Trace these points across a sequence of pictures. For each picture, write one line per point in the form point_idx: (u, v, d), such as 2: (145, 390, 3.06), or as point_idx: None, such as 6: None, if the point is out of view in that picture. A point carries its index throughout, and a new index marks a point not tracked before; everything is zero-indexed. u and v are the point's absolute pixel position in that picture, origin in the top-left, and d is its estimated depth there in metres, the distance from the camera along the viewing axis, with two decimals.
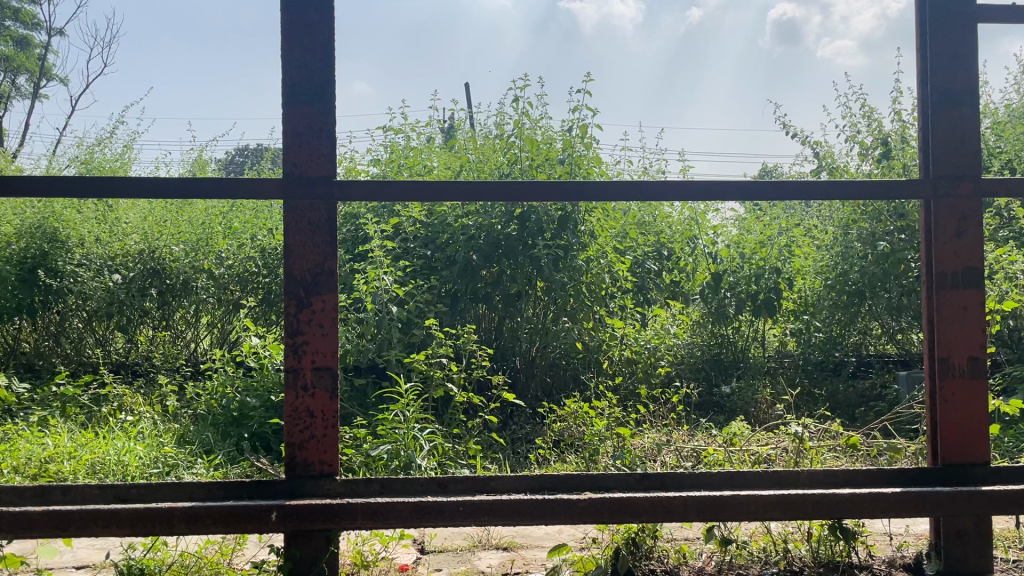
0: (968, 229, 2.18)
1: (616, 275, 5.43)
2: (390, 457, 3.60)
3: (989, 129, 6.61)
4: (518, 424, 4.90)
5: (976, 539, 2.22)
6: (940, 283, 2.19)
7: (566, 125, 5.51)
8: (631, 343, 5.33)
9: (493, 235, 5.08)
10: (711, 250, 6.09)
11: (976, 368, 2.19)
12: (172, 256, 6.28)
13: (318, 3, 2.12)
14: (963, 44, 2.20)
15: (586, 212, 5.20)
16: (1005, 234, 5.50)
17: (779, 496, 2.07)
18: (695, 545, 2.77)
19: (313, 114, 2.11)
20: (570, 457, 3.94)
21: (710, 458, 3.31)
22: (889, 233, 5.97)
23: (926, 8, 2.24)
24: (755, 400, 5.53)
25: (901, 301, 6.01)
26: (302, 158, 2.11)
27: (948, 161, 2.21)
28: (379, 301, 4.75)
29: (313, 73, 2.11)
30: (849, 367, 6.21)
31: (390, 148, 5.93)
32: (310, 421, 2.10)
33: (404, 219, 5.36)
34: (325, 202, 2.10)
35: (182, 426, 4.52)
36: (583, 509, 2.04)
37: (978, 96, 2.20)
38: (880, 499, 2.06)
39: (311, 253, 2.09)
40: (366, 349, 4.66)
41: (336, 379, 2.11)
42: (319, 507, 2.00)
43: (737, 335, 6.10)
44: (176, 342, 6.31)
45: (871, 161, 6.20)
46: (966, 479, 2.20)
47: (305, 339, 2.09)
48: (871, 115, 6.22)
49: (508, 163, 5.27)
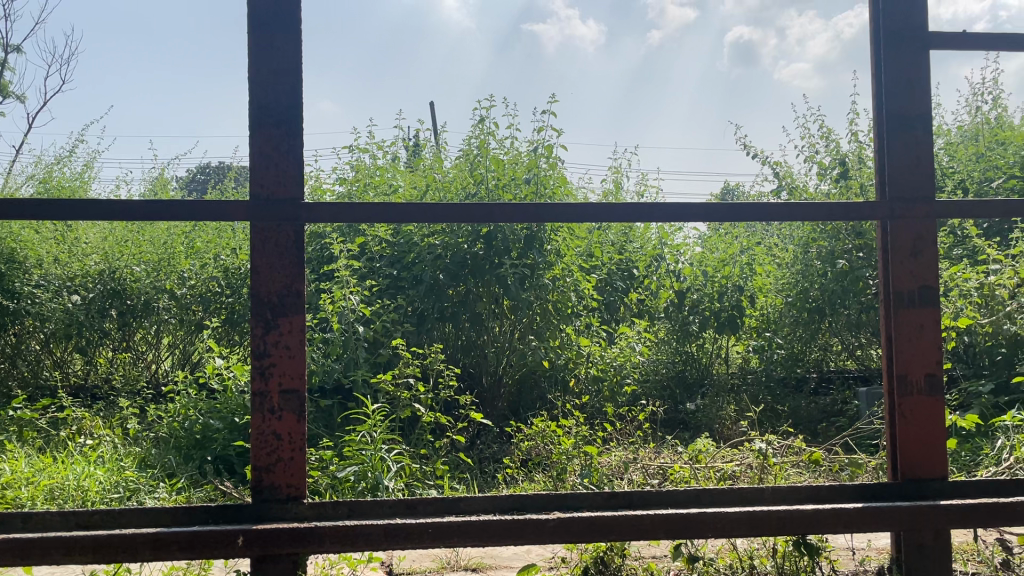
0: (924, 249, 2.24)
1: (582, 293, 5.46)
2: (356, 478, 3.55)
3: (942, 149, 6.79)
4: (485, 443, 4.90)
5: (936, 552, 2.26)
6: (897, 302, 2.25)
7: (531, 145, 5.54)
8: (598, 360, 5.29)
9: (459, 255, 5.09)
10: (674, 267, 6.19)
11: (933, 385, 2.24)
12: (134, 276, 6.20)
13: (286, 25, 2.12)
14: (917, 72, 2.28)
15: (552, 231, 5.22)
16: (958, 253, 5.64)
17: (745, 513, 2.09)
18: (662, 563, 2.80)
19: (281, 135, 2.11)
20: (538, 476, 3.91)
21: (677, 474, 3.38)
22: (847, 251, 6.02)
23: (880, 36, 2.31)
24: (721, 417, 5.61)
25: (859, 317, 6.06)
26: (269, 180, 2.11)
27: (905, 183, 2.27)
28: (345, 321, 4.73)
29: (280, 96, 2.11)
30: (810, 383, 6.27)
31: (357, 166, 5.93)
32: (277, 444, 2.09)
33: (370, 239, 5.35)
34: (292, 223, 2.10)
35: (143, 449, 4.46)
36: (551, 529, 2.05)
37: (931, 121, 2.28)
38: (841, 515, 2.10)
39: (279, 273, 2.09)
40: (331, 369, 4.60)
41: (304, 402, 2.10)
42: (286, 532, 1.98)
43: (701, 352, 6.23)
44: (137, 363, 6.24)
45: (829, 180, 6.34)
46: (926, 494, 2.25)
47: (271, 360, 2.09)
48: (829, 136, 6.34)
49: (474, 183, 5.29)
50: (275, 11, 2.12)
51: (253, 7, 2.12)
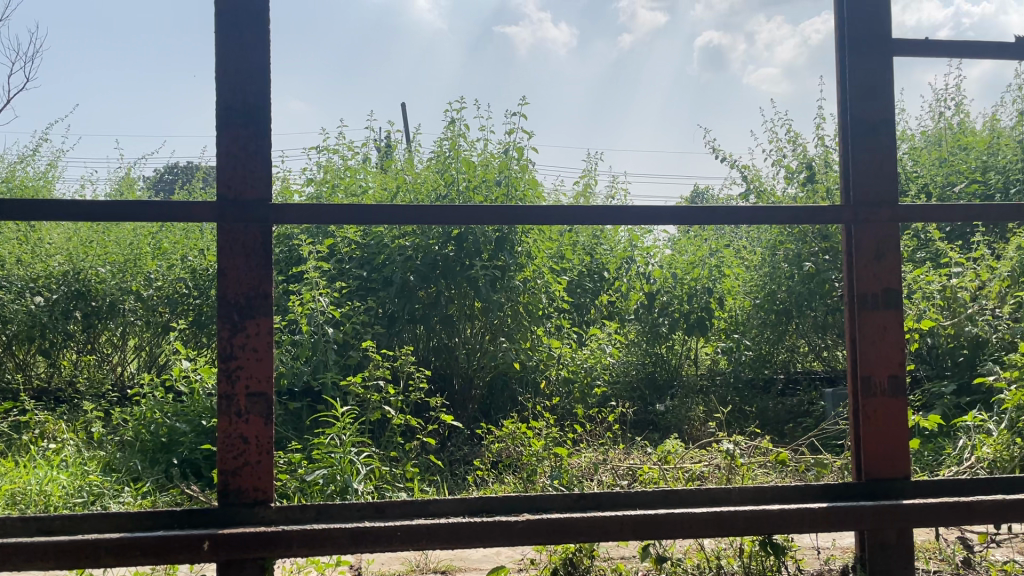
0: (887, 252, 2.28)
1: (553, 295, 5.47)
2: (325, 481, 3.52)
3: (906, 154, 6.90)
4: (455, 445, 4.90)
5: (899, 551, 2.30)
6: (861, 305, 2.29)
7: (501, 147, 5.55)
8: (569, 362, 5.31)
9: (430, 257, 5.10)
10: (645, 270, 6.26)
11: (895, 386, 2.28)
12: (99, 277, 6.12)
13: (254, 25, 2.11)
14: (880, 78, 2.32)
15: (523, 233, 5.23)
16: (922, 256, 5.73)
17: (713, 513, 2.11)
18: (630, 564, 2.82)
19: (249, 136, 2.10)
20: (508, 478, 3.91)
21: (646, 475, 3.41)
22: (814, 254, 6.10)
23: (845, 43, 2.35)
24: (690, 418, 5.66)
25: (826, 319, 6.11)
26: (236, 181, 2.09)
27: (868, 188, 2.31)
28: (315, 323, 4.71)
29: (248, 96, 2.10)
30: (777, 384, 6.32)
31: (326, 167, 5.89)
32: (244, 448, 2.07)
33: (339, 240, 5.32)
34: (260, 225, 2.08)
35: (108, 453, 4.39)
36: (520, 531, 2.05)
37: (894, 126, 2.32)
38: (806, 515, 2.13)
39: (246, 275, 2.07)
40: (300, 372, 4.57)
41: (271, 405, 2.08)
42: (253, 536, 1.96)
43: (670, 354, 6.29)
44: (102, 366, 6.17)
45: (796, 184, 6.41)
46: (888, 493, 2.29)
47: (238, 363, 2.07)
48: (797, 140, 6.42)
49: (445, 185, 5.28)
50: (243, 11, 2.11)
51: (220, 7, 2.10)
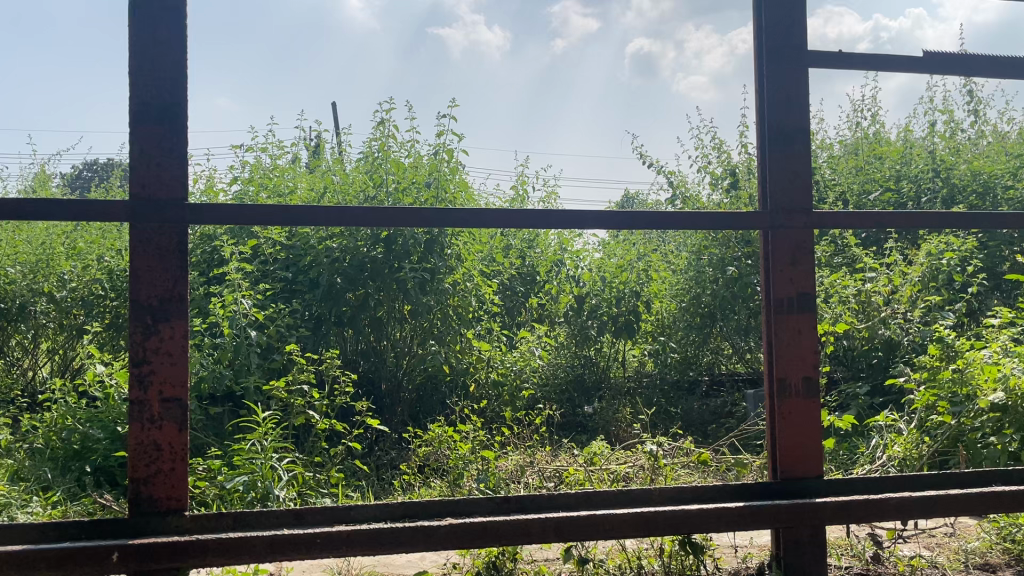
0: (802, 258, 2.35)
1: (482, 298, 5.46)
2: (245, 488, 3.42)
3: (825, 162, 7.12)
4: (382, 449, 4.85)
5: (813, 548, 2.36)
6: (778, 308, 2.34)
7: (431, 149, 5.52)
8: (499, 364, 5.38)
9: (358, 259, 5.03)
10: (575, 273, 6.35)
11: (809, 387, 2.35)
12: (8, 277, 5.86)
13: (169, 20, 2.05)
14: (796, 88, 2.39)
15: (453, 235, 5.22)
16: (838, 261, 5.92)
17: (633, 515, 2.14)
18: (553, 565, 2.83)
19: (164, 133, 2.03)
20: (434, 482, 3.89)
21: (572, 477, 3.40)
22: (737, 258, 6.25)
23: (763, 53, 2.41)
24: (616, 419, 5.72)
25: (748, 323, 6.26)
26: (150, 179, 2.02)
27: (785, 194, 2.37)
28: (237, 326, 4.60)
29: (163, 93, 2.04)
30: (702, 385, 6.42)
31: (252, 167, 5.77)
32: (156, 455, 2.00)
33: (264, 241, 5.22)
34: (175, 225, 2.02)
35: (16, 461, 4.20)
36: (442, 535, 2.04)
37: (809, 135, 2.39)
38: (724, 514, 2.17)
39: (160, 277, 2.01)
40: (222, 376, 4.46)
41: (186, 410, 2.02)
42: (165, 546, 1.90)
43: (599, 356, 6.32)
44: (11, 370, 5.90)
45: (720, 190, 6.56)
46: (802, 492, 2.35)
47: (151, 368, 2.00)
48: (721, 147, 6.56)
49: (374, 186, 5.22)
50: (157, 4, 2.04)
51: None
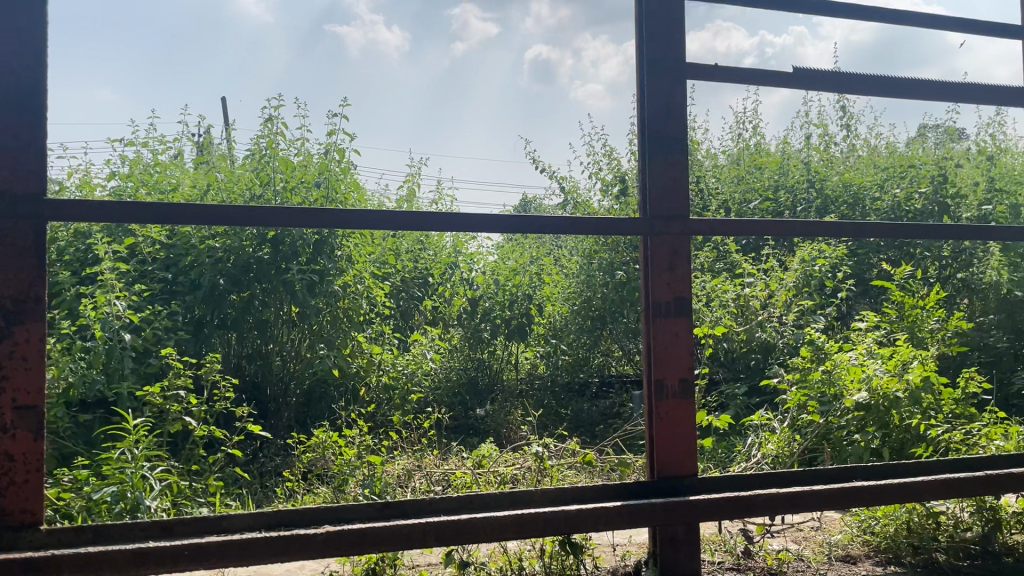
0: (678, 263, 2.42)
1: (373, 301, 5.39)
2: (114, 499, 3.26)
3: (710, 172, 7.39)
4: (267, 455, 4.72)
5: (687, 545, 2.44)
6: (656, 312, 2.41)
7: (321, 149, 5.42)
8: (390, 368, 5.29)
9: (243, 259, 4.90)
10: (468, 275, 6.35)
11: (685, 388, 2.43)
12: None
13: (27, 5, 1.94)
14: (674, 98, 2.46)
15: (343, 237, 5.15)
16: (720, 267, 6.14)
17: (513, 517, 2.15)
18: (435, 570, 2.82)
19: (19, 124, 1.92)
20: (318, 489, 3.81)
21: (459, 480, 3.46)
22: (625, 263, 6.43)
23: (643, 63, 2.47)
24: (507, 422, 5.76)
25: (636, 326, 6.40)
26: (4, 173, 1.90)
27: (662, 201, 2.44)
28: (110, 328, 4.35)
29: (19, 81, 1.92)
30: (591, 387, 6.54)
31: (131, 161, 5.52)
32: (9, 466, 1.88)
33: (141, 240, 5.01)
34: (32, 222, 1.91)
35: None
36: (320, 543, 2.00)
37: (685, 144, 2.47)
38: (601, 515, 2.21)
39: (14, 276, 1.89)
40: (94, 381, 4.24)
41: (43, 418, 1.91)
42: (16, 562, 1.79)
43: (492, 359, 6.29)
44: None
45: (610, 196, 6.70)
46: (676, 491, 2.42)
47: (3, 373, 1.88)
48: (612, 154, 6.70)
49: (261, 185, 5.09)
50: None
51: None
